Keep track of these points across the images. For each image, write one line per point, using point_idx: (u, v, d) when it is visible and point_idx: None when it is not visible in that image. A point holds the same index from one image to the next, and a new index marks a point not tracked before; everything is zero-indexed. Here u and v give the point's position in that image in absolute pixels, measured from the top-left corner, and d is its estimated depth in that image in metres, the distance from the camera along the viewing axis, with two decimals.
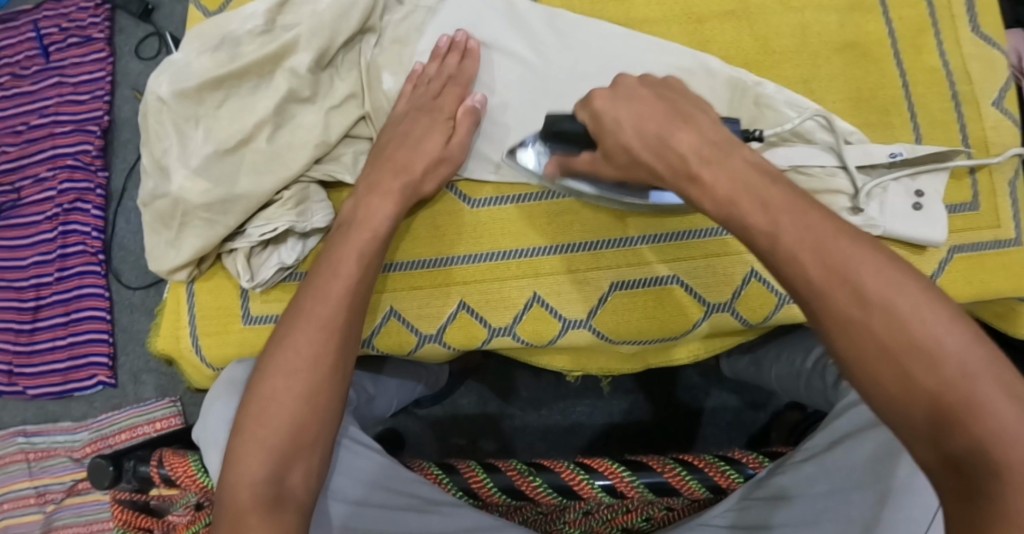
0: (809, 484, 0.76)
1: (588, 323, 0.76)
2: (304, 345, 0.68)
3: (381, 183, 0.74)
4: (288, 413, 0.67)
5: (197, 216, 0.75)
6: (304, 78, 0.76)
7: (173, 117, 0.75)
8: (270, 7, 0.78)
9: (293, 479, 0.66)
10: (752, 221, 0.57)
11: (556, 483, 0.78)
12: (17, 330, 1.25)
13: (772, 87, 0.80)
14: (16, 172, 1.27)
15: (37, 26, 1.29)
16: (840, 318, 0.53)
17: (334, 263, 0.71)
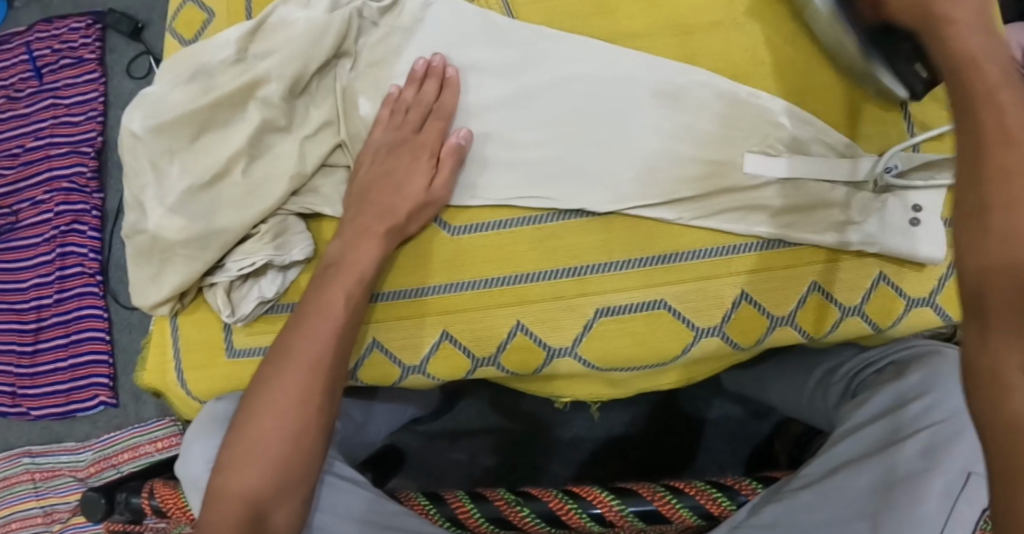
0: (805, 512, 0.75)
1: (573, 351, 0.74)
2: (291, 385, 0.68)
3: (365, 226, 0.72)
4: (275, 453, 0.67)
5: (177, 254, 0.74)
6: (276, 107, 0.75)
7: (147, 155, 0.74)
8: (240, 35, 0.77)
9: (277, 519, 0.67)
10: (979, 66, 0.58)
11: (544, 513, 0.78)
12: (18, 352, 1.26)
13: (766, 98, 0.76)
14: (13, 195, 1.27)
15: (30, 48, 1.29)
16: (999, 171, 0.54)
17: (323, 301, 0.70)
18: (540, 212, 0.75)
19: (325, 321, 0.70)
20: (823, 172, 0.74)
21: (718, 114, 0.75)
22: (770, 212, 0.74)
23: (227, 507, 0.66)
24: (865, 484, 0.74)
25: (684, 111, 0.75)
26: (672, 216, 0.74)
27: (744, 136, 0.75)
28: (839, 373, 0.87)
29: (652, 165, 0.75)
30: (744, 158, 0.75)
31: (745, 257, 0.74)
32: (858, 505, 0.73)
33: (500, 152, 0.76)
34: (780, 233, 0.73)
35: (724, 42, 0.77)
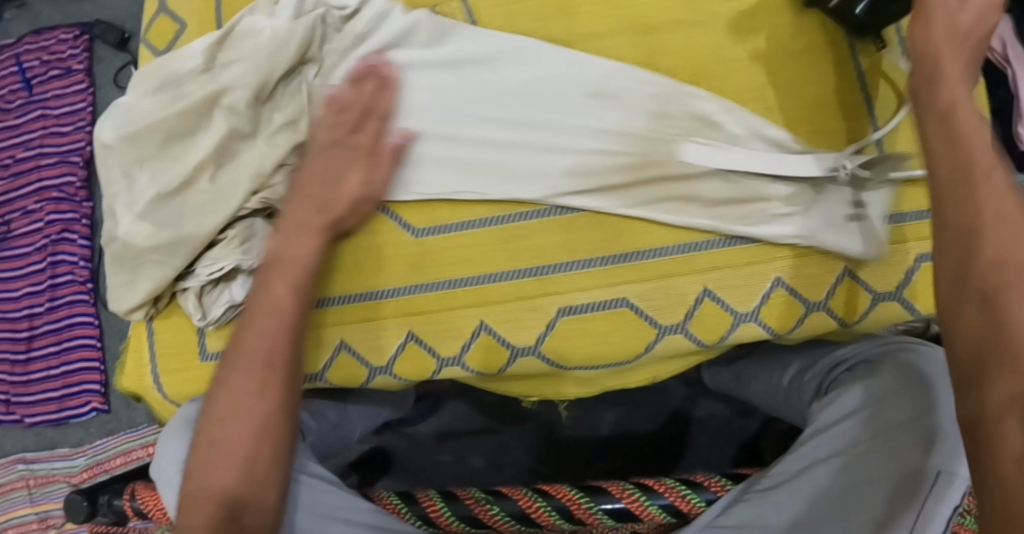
0: (776, 514, 0.74)
1: (536, 351, 0.75)
2: (246, 382, 0.68)
3: (300, 220, 0.72)
4: (236, 452, 0.66)
5: (148, 259, 0.76)
6: (242, 114, 0.76)
7: (116, 164, 0.77)
8: (209, 44, 0.78)
9: (248, 519, 0.65)
10: (966, 138, 0.62)
11: (513, 511, 0.79)
12: (12, 360, 1.28)
13: (705, 95, 0.76)
14: (6, 205, 1.29)
15: (19, 60, 1.31)
16: (995, 260, 0.58)
17: (269, 296, 0.70)
18: (504, 214, 0.76)
19: (275, 316, 0.70)
20: (762, 167, 0.75)
21: (654, 112, 0.76)
22: (705, 205, 0.75)
23: (195, 514, 0.65)
24: (840, 484, 0.74)
25: (621, 110, 0.77)
26: (633, 215, 0.75)
27: (678, 130, 0.76)
28: (811, 372, 0.86)
29: (606, 166, 0.76)
30: (679, 150, 0.75)
31: (707, 255, 0.75)
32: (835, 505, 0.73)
33: (440, 151, 0.77)
34: (715, 226, 0.74)
35: (686, 40, 0.78)
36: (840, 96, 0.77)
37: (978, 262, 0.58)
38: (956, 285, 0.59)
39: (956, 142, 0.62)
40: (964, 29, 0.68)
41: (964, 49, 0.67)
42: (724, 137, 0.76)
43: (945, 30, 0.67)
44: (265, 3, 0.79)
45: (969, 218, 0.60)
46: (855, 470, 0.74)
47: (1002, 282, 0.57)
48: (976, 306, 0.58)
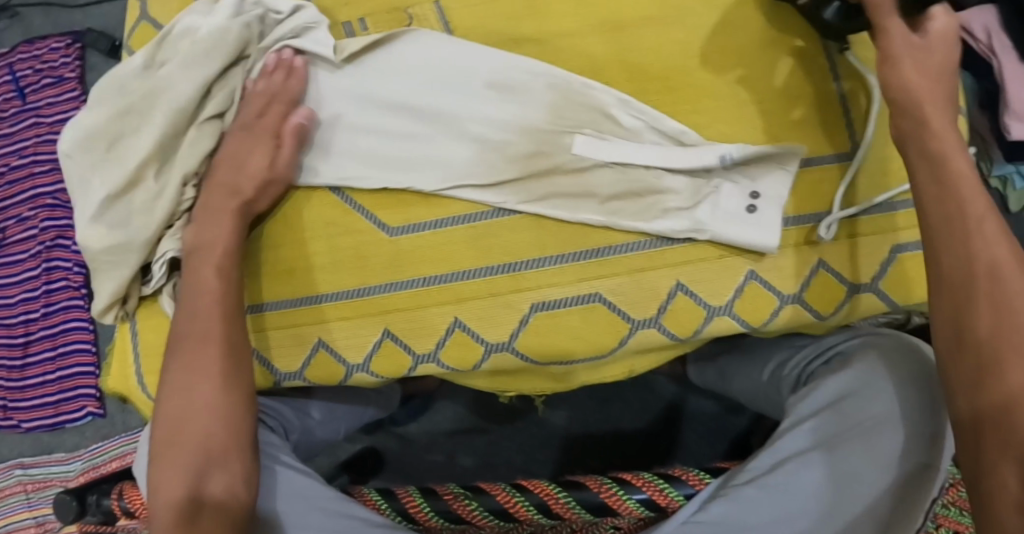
0: (752, 508, 0.74)
1: (511, 346, 0.76)
2: (193, 364, 0.72)
3: (213, 205, 0.76)
4: (195, 429, 0.70)
5: (103, 262, 0.78)
6: (185, 111, 0.77)
7: (71, 174, 0.79)
8: (148, 49, 0.79)
9: (213, 488, 0.68)
10: (964, 190, 0.65)
11: (492, 507, 0.79)
12: (8, 365, 1.29)
13: (600, 90, 0.77)
14: (0, 212, 1.31)
15: (13, 69, 1.33)
16: (998, 303, 0.63)
17: (200, 281, 0.74)
18: (478, 211, 0.77)
19: (209, 297, 0.73)
20: (655, 160, 0.76)
21: (548, 107, 0.78)
22: (598, 198, 0.76)
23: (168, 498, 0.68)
24: (816, 481, 0.74)
25: (522, 102, 0.78)
26: (603, 218, 0.75)
27: (571, 123, 0.78)
28: (788, 366, 0.86)
29: (537, 154, 0.77)
30: (571, 143, 0.77)
31: (680, 249, 0.75)
32: (808, 502, 0.74)
33: (343, 140, 0.79)
34: (605, 220, 0.75)
35: (655, 37, 0.78)
36: (808, 85, 0.77)
37: (976, 306, 0.63)
38: (960, 337, 0.64)
39: (952, 193, 0.65)
40: (940, 72, 0.69)
41: (948, 90, 0.69)
42: (618, 130, 0.77)
43: (926, 81, 0.68)
44: (201, 4, 0.80)
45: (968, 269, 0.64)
46: (829, 466, 0.75)
47: (991, 324, 0.63)
48: (977, 357, 0.63)
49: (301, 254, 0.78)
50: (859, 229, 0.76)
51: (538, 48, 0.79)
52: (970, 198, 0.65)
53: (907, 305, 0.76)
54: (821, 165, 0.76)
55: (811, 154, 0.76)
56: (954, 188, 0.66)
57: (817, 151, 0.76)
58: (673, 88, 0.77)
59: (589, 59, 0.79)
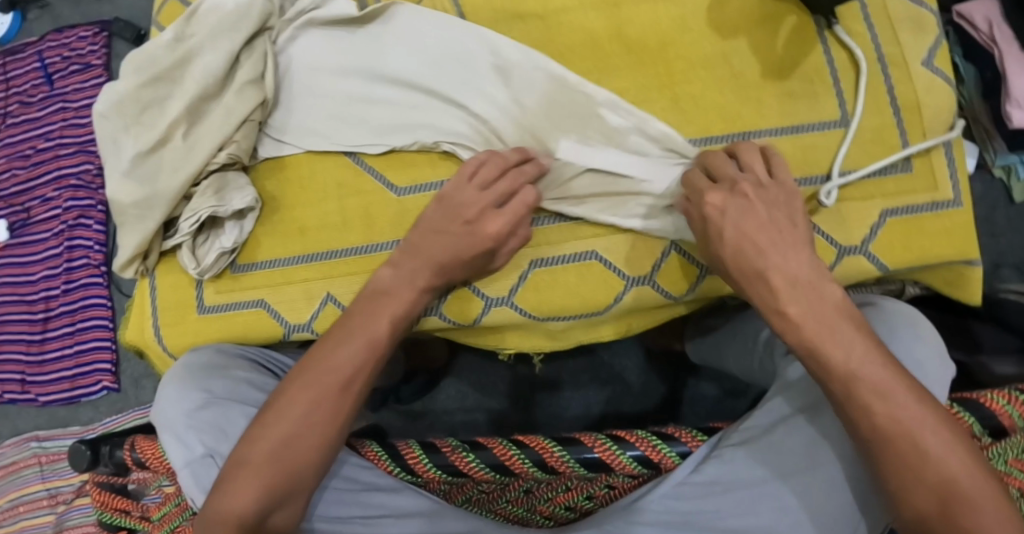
0: (745, 468, 0.76)
1: (509, 301, 0.80)
2: (322, 403, 0.71)
3: (408, 262, 0.76)
4: (299, 461, 0.70)
5: (129, 215, 0.82)
6: (211, 75, 0.82)
7: (103, 136, 0.83)
8: (176, 23, 0.83)
9: (276, 520, 0.69)
10: (827, 321, 0.68)
11: (489, 460, 0.81)
12: (28, 340, 1.34)
13: (593, 89, 0.81)
14: (26, 193, 1.36)
15: (42, 56, 1.39)
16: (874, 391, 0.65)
17: (367, 323, 0.74)
18: None
19: (367, 345, 0.73)
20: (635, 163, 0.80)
21: (541, 104, 0.82)
22: (580, 193, 0.80)
23: (239, 496, 0.68)
24: (807, 443, 0.76)
25: (518, 93, 0.82)
26: (579, 213, 0.80)
27: (562, 120, 0.81)
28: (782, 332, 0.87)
29: (543, 128, 0.82)
30: (558, 143, 0.81)
31: (649, 247, 0.80)
32: (796, 462, 0.75)
33: (356, 109, 0.84)
34: (583, 215, 0.79)
35: (650, 10, 0.83)
36: (791, 56, 0.82)
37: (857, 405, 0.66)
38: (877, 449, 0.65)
39: (815, 329, 0.68)
40: (749, 212, 0.73)
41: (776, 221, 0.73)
42: (604, 129, 0.81)
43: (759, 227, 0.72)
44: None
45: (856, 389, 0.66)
46: (819, 432, 0.76)
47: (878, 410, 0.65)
48: (893, 465, 0.64)
49: (316, 214, 0.84)
50: (851, 194, 0.81)
51: (541, 23, 0.84)
52: (822, 325, 0.68)
53: (897, 269, 0.80)
54: (822, 130, 0.81)
55: (815, 120, 0.81)
56: (815, 331, 0.68)
57: (813, 120, 0.81)
58: (668, 58, 0.83)
59: (588, 31, 0.84)
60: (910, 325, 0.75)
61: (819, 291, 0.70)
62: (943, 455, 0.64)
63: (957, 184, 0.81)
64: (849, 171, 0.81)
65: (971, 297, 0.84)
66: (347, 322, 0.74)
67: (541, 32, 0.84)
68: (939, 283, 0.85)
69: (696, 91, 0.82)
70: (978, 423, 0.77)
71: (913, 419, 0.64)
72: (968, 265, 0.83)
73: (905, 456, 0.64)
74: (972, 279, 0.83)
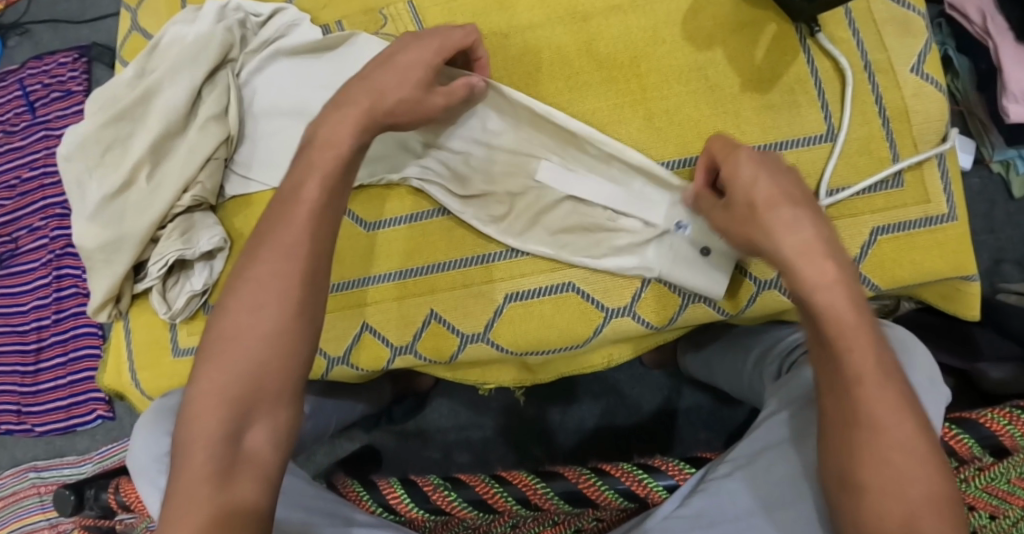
0: (731, 500, 0.71)
1: (486, 337, 0.78)
2: (270, 276, 0.64)
3: (354, 102, 0.69)
4: (255, 355, 0.62)
5: (97, 260, 0.81)
6: (173, 112, 0.80)
7: (68, 179, 0.81)
8: (138, 59, 0.82)
9: (252, 437, 0.62)
10: (864, 346, 0.61)
11: (471, 498, 0.78)
12: (22, 371, 1.33)
13: (565, 119, 0.76)
14: (13, 223, 1.35)
15: (23, 84, 1.38)
16: (886, 407, 0.60)
17: (300, 186, 0.67)
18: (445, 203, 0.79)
19: (308, 209, 0.66)
20: (613, 198, 0.77)
21: (515, 142, 0.79)
22: (555, 229, 0.77)
23: (205, 418, 0.61)
24: (790, 469, 0.70)
25: (487, 130, 0.79)
26: (551, 251, 0.77)
27: (535, 150, 0.79)
28: (772, 353, 0.83)
29: (512, 166, 0.79)
30: (534, 170, 0.78)
31: (627, 286, 0.77)
32: (783, 492, 0.70)
33: None
34: (554, 254, 0.77)
35: (621, 24, 0.81)
36: (772, 66, 0.79)
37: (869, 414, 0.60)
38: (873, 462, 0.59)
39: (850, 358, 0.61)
40: (778, 176, 0.67)
41: (812, 232, 0.64)
42: (582, 161, 0.78)
43: (790, 234, 0.64)
44: (186, 14, 0.83)
45: (871, 439, 0.59)
46: (804, 460, 0.70)
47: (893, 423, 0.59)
48: (876, 485, 0.59)
49: None
50: (840, 212, 0.77)
51: (506, 42, 0.82)
52: (854, 321, 0.61)
53: (890, 287, 0.77)
54: (806, 145, 0.78)
55: (798, 135, 0.78)
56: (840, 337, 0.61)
57: (797, 134, 0.78)
58: (640, 74, 0.80)
59: (557, 49, 0.81)
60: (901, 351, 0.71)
61: (852, 303, 0.62)
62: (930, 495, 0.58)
63: (950, 196, 0.78)
64: (838, 189, 0.78)
65: (969, 312, 0.81)
66: (285, 187, 0.67)
67: (509, 52, 0.82)
68: (935, 298, 0.82)
69: (673, 108, 0.79)
70: (977, 445, 0.73)
71: (915, 462, 0.58)
72: (964, 280, 0.79)
73: (890, 518, 0.58)
74: (969, 293, 0.80)
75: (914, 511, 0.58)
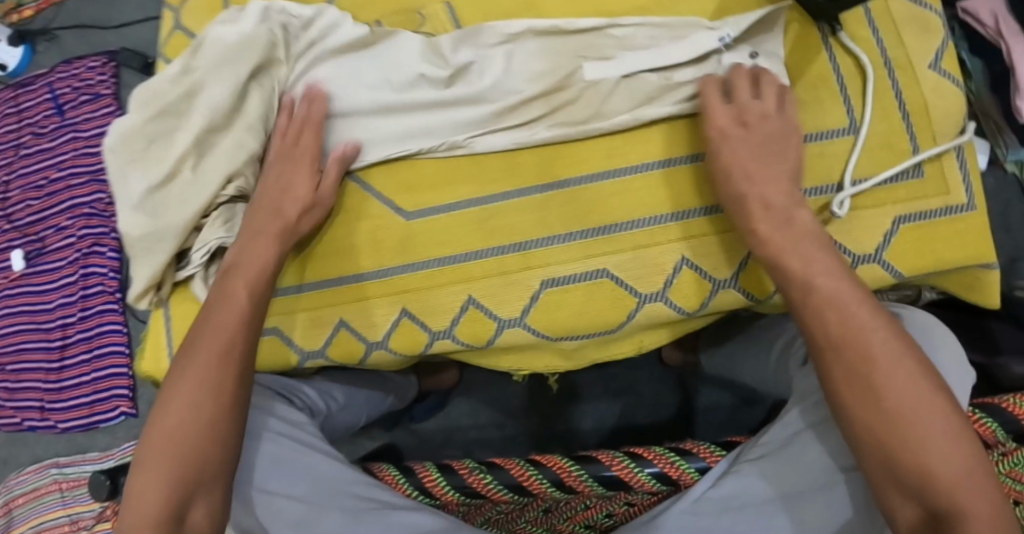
0: (760, 483, 0.73)
1: (522, 322, 0.81)
2: (201, 373, 0.72)
3: (262, 228, 0.79)
4: (194, 441, 0.70)
5: (138, 248, 0.83)
6: (219, 108, 0.82)
7: (111, 170, 0.83)
8: (183, 56, 0.84)
9: (195, 516, 0.70)
10: (849, 309, 0.67)
11: (507, 481, 0.78)
12: (46, 369, 1.35)
13: (586, 21, 0.83)
14: (40, 223, 1.37)
15: (52, 87, 1.41)
16: (856, 329, 0.67)
17: (227, 295, 0.76)
18: (487, 194, 0.82)
19: (232, 314, 0.75)
20: (660, 62, 0.81)
21: (544, 50, 0.83)
22: (622, 110, 0.81)
23: (151, 495, 0.69)
24: (820, 459, 0.72)
25: (512, 65, 0.83)
26: (632, 116, 0.80)
27: (573, 52, 0.83)
28: (796, 342, 0.85)
29: (556, 75, 0.82)
30: (581, 71, 0.82)
31: (662, 274, 0.80)
32: (806, 480, 0.72)
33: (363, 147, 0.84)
34: (633, 118, 0.80)
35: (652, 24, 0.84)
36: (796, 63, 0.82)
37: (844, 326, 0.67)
38: (848, 370, 0.66)
39: (835, 322, 0.67)
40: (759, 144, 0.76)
41: (781, 192, 0.74)
42: (629, 48, 0.82)
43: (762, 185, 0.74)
44: (229, 15, 0.85)
45: (864, 377, 0.65)
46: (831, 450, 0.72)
47: (869, 337, 0.66)
48: (856, 387, 0.66)
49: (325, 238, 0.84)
50: (862, 202, 0.80)
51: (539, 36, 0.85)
52: (808, 260, 0.70)
53: (911, 274, 0.79)
54: (830, 139, 0.81)
55: (824, 128, 0.81)
56: (800, 273, 0.70)
57: (822, 127, 0.81)
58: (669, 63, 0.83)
59: None
60: (927, 338, 0.74)
61: (813, 248, 0.71)
62: (910, 392, 0.64)
63: (969, 188, 0.80)
64: (861, 180, 0.80)
65: (989, 300, 0.84)
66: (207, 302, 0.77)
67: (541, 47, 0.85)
68: (956, 287, 0.84)
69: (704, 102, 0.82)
70: (1002, 429, 0.74)
71: (887, 368, 0.65)
72: (983, 269, 0.82)
73: (870, 413, 0.65)
74: (987, 281, 0.83)
75: (893, 407, 0.64)
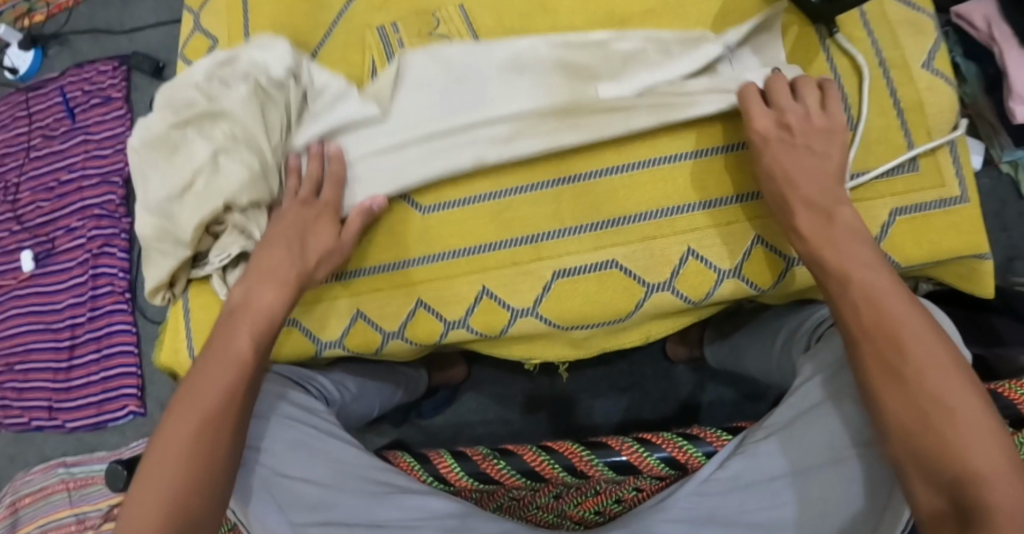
0: (767, 460, 0.76)
1: (535, 311, 0.84)
2: (200, 413, 0.72)
3: (269, 272, 0.79)
4: (188, 482, 0.69)
5: (155, 249, 0.85)
6: (240, 118, 0.85)
7: (134, 170, 0.86)
8: (212, 68, 0.87)
9: None
10: (884, 299, 0.70)
11: (520, 466, 0.80)
12: (55, 368, 1.36)
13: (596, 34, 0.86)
14: (50, 224, 1.39)
15: (64, 91, 1.43)
16: (886, 316, 0.70)
17: (231, 337, 0.76)
18: (499, 189, 0.85)
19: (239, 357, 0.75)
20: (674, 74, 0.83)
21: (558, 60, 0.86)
22: (643, 117, 0.82)
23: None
24: (828, 434, 0.74)
25: (534, 75, 0.85)
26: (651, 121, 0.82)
27: (586, 60, 0.85)
28: (800, 331, 0.87)
29: (572, 85, 0.85)
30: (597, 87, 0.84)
31: (670, 263, 0.83)
32: (812, 457, 0.74)
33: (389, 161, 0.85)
34: (657, 122, 0.82)
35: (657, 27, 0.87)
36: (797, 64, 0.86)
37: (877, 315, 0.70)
38: (880, 354, 0.69)
39: (867, 309, 0.70)
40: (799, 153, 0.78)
41: (812, 186, 0.77)
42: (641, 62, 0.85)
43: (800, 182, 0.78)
44: (263, 38, 0.88)
45: (895, 362, 0.68)
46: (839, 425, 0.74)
47: (900, 325, 0.69)
48: (884, 372, 0.68)
49: None
50: (861, 195, 0.83)
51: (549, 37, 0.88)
52: (845, 253, 0.74)
53: (908, 264, 0.83)
54: None
55: None
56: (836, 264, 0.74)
57: None
58: None
59: None
60: None
61: (851, 242, 0.74)
62: (939, 381, 0.67)
63: (963, 181, 0.84)
64: (860, 174, 0.83)
65: (984, 291, 0.87)
66: (211, 342, 0.77)
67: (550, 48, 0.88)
68: (953, 278, 0.88)
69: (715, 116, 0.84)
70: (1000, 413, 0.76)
71: (917, 354, 0.68)
72: (979, 260, 0.85)
73: (898, 399, 0.67)
74: (983, 271, 0.86)
75: (921, 392, 0.67)
